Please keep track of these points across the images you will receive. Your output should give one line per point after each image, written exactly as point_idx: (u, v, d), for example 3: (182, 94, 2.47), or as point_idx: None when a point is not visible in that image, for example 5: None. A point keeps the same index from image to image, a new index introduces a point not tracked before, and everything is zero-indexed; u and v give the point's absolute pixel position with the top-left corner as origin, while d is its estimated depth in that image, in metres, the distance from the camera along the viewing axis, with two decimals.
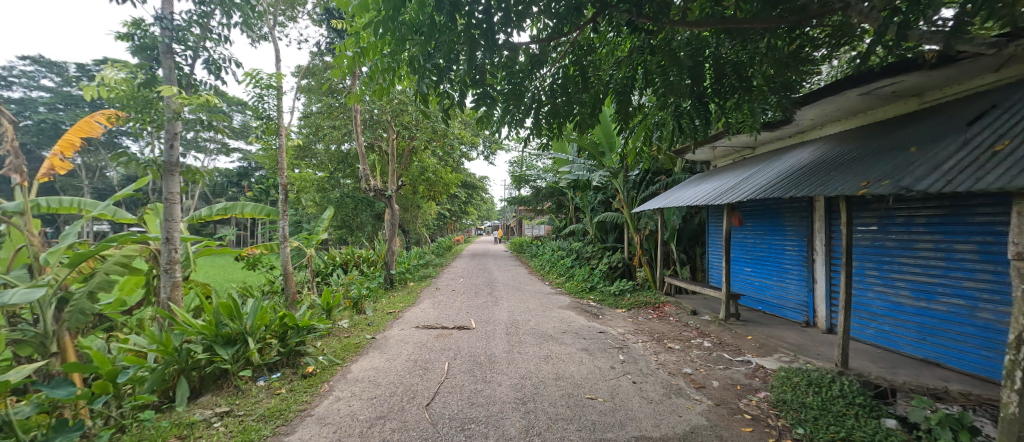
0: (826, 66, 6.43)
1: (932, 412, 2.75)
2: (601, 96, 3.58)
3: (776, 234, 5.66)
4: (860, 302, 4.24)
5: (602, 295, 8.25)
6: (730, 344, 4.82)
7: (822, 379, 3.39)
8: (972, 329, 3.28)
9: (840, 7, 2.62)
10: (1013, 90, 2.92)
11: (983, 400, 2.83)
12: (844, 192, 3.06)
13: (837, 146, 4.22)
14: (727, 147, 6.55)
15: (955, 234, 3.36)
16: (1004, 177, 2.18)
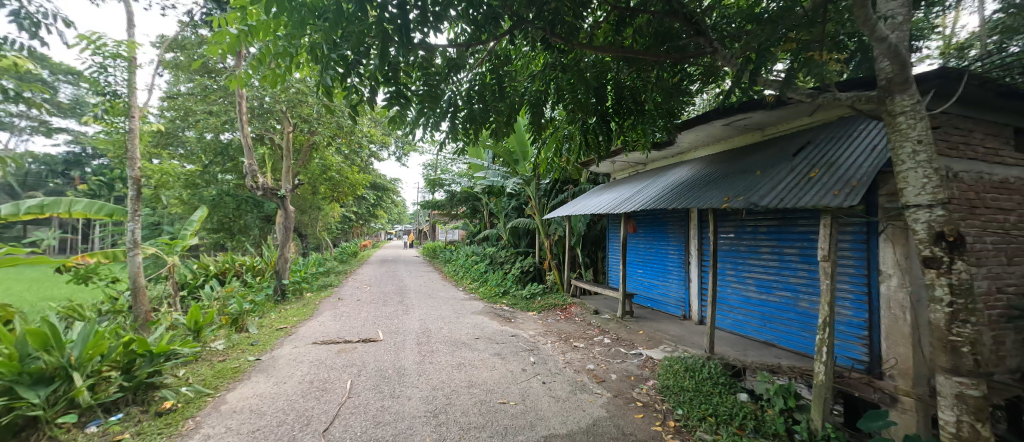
0: (700, 98, 7.62)
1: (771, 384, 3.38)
2: (517, 106, 3.74)
3: (662, 240, 6.49)
4: (722, 296, 5.08)
5: (514, 299, 8.47)
6: (626, 339, 5.36)
7: (695, 364, 3.97)
8: (795, 316, 4.15)
9: (710, 51, 3.07)
10: (820, 131, 3.85)
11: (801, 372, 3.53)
12: (712, 205, 3.67)
13: (706, 167, 5.03)
14: (624, 162, 7.34)
15: (785, 240, 4.25)
16: (815, 197, 2.87)
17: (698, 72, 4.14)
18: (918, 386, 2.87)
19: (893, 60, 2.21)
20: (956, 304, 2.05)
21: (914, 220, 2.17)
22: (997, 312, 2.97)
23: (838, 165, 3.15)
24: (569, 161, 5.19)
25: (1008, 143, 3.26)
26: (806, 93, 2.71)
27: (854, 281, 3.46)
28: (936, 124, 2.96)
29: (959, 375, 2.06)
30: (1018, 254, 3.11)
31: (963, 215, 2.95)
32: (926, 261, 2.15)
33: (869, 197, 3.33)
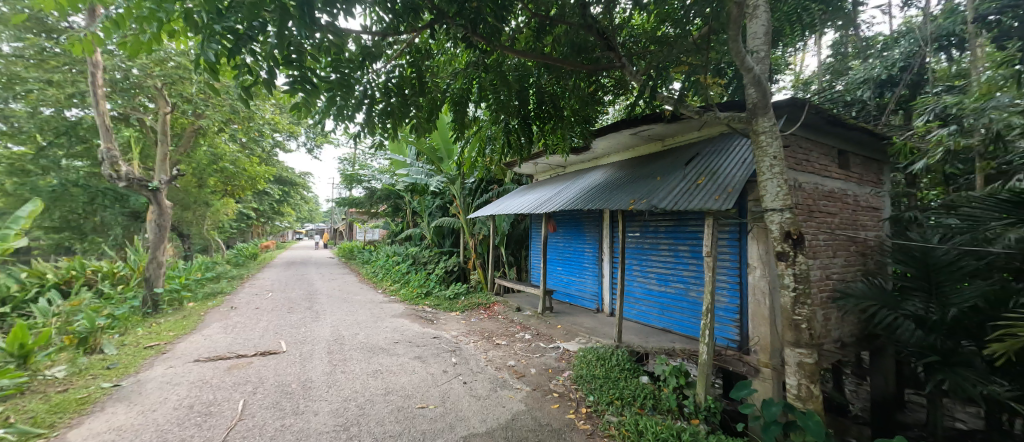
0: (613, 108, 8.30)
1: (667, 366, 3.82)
2: (439, 103, 3.67)
3: (579, 239, 6.92)
4: (629, 290, 5.59)
5: (437, 300, 8.28)
6: (545, 334, 5.60)
7: (605, 352, 4.31)
8: (686, 304, 4.74)
9: (620, 66, 3.36)
10: (706, 144, 4.47)
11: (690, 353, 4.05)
12: (620, 207, 4.04)
13: (616, 172, 5.50)
14: (545, 165, 7.67)
15: (680, 238, 4.84)
16: (701, 201, 3.34)
17: (610, 84, 4.48)
18: (774, 358, 3.49)
19: (757, 88, 2.66)
20: (798, 289, 2.56)
21: (771, 221, 2.66)
22: (826, 295, 3.77)
23: (719, 174, 3.70)
24: (493, 161, 5.27)
25: (835, 161, 4.14)
26: (694, 110, 3.12)
27: (730, 272, 4.06)
28: (785, 143, 3.63)
29: (800, 346, 2.57)
30: (840, 249, 3.97)
31: (804, 218, 3.68)
32: (779, 255, 2.64)
33: (741, 202, 3.96)
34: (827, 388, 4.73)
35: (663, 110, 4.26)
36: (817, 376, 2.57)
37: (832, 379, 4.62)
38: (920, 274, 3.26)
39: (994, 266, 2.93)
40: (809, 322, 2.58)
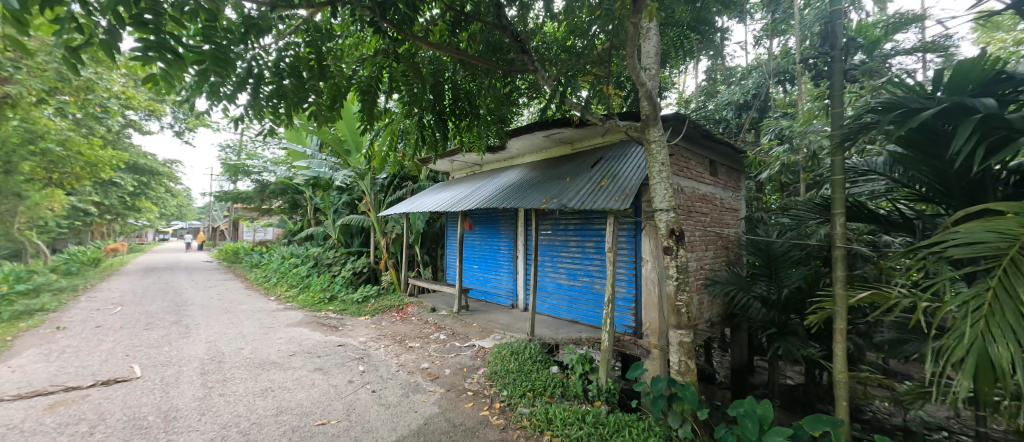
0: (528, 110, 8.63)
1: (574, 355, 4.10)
2: (343, 90, 3.35)
3: (494, 237, 7.02)
4: (541, 285, 5.86)
5: (343, 306, 7.66)
6: (460, 333, 5.57)
7: (519, 347, 4.45)
8: (591, 296, 5.14)
9: (532, 70, 3.49)
10: (609, 150, 4.90)
11: (594, 340, 4.42)
12: (533, 206, 4.22)
13: (529, 172, 5.72)
14: (462, 162, 7.63)
15: (586, 235, 5.23)
16: (603, 202, 3.66)
17: (524, 87, 4.64)
18: (661, 340, 4.00)
19: (649, 102, 3.01)
20: (680, 279, 2.97)
21: (659, 220, 3.04)
22: (700, 282, 4.43)
23: (619, 177, 4.08)
24: (406, 157, 5.06)
25: (708, 169, 4.90)
26: (598, 117, 3.40)
27: (628, 265, 4.52)
28: (671, 152, 4.17)
29: (680, 327, 2.99)
30: (711, 243, 4.71)
31: (685, 217, 4.28)
32: (665, 249, 3.03)
33: (637, 203, 4.44)
34: (701, 361, 5.58)
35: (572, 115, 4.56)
36: (693, 352, 3.01)
37: (705, 354, 5.46)
38: (764, 263, 4.04)
39: (812, 255, 3.91)
40: (688, 307, 3.01)
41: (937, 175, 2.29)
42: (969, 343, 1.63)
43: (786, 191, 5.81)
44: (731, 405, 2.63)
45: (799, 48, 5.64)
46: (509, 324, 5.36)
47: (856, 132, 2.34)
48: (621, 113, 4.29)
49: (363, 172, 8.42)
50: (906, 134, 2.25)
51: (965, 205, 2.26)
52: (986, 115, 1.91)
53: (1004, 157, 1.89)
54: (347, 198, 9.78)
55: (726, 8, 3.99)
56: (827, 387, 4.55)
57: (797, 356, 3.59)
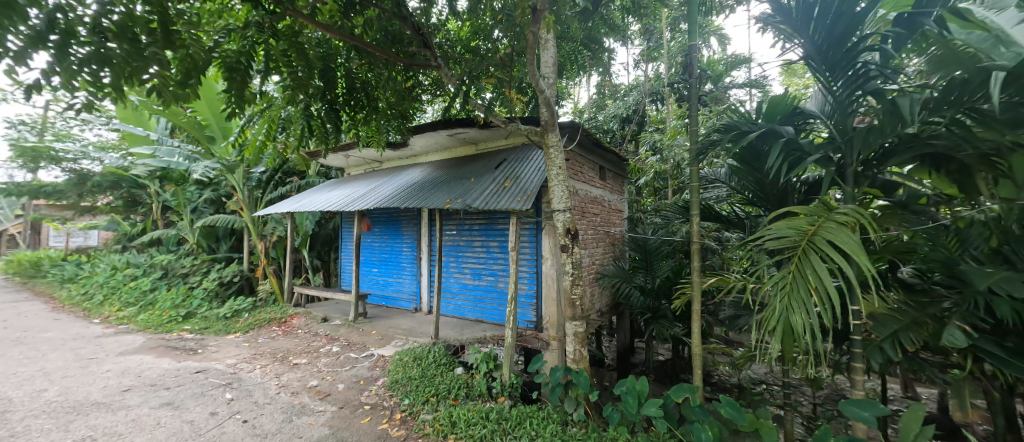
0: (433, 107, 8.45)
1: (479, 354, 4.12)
2: (203, 64, 2.68)
3: (395, 238, 6.66)
4: (446, 286, 5.76)
5: (203, 324, 6.42)
6: (356, 343, 5.15)
7: (422, 352, 4.30)
8: (495, 295, 5.22)
9: (435, 66, 3.47)
10: (512, 152, 5.08)
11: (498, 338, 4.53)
12: (437, 205, 4.13)
13: (433, 172, 5.59)
14: (359, 158, 7.17)
15: (491, 235, 5.29)
16: (507, 202, 3.75)
17: (428, 83, 4.58)
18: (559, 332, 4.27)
19: (548, 109, 3.22)
20: (575, 274, 3.23)
21: (557, 220, 3.26)
22: (591, 276, 4.86)
23: (521, 179, 4.24)
24: (290, 149, 4.48)
25: (598, 174, 5.42)
26: (501, 119, 3.54)
27: (529, 263, 4.72)
28: (567, 157, 4.49)
29: (575, 319, 3.25)
30: (601, 241, 5.22)
31: (579, 217, 4.67)
32: (562, 247, 3.26)
33: (537, 203, 4.67)
34: (593, 348, 6.15)
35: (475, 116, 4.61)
36: (586, 341, 3.29)
37: (596, 341, 6.03)
38: (642, 256, 4.64)
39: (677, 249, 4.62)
40: (581, 299, 3.28)
41: (759, 185, 2.93)
42: (780, 313, 2.13)
43: (658, 195, 6.78)
44: (618, 385, 2.93)
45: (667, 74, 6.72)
46: (412, 329, 5.14)
47: (707, 148, 2.83)
48: (523, 117, 4.48)
49: (231, 164, 7.19)
50: (739, 151, 2.83)
51: (775, 208, 2.94)
52: (789, 140, 2.53)
53: (798, 171, 2.54)
54: (210, 195, 8.24)
55: (612, 32, 4.50)
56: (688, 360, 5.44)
57: (666, 336, 4.20)
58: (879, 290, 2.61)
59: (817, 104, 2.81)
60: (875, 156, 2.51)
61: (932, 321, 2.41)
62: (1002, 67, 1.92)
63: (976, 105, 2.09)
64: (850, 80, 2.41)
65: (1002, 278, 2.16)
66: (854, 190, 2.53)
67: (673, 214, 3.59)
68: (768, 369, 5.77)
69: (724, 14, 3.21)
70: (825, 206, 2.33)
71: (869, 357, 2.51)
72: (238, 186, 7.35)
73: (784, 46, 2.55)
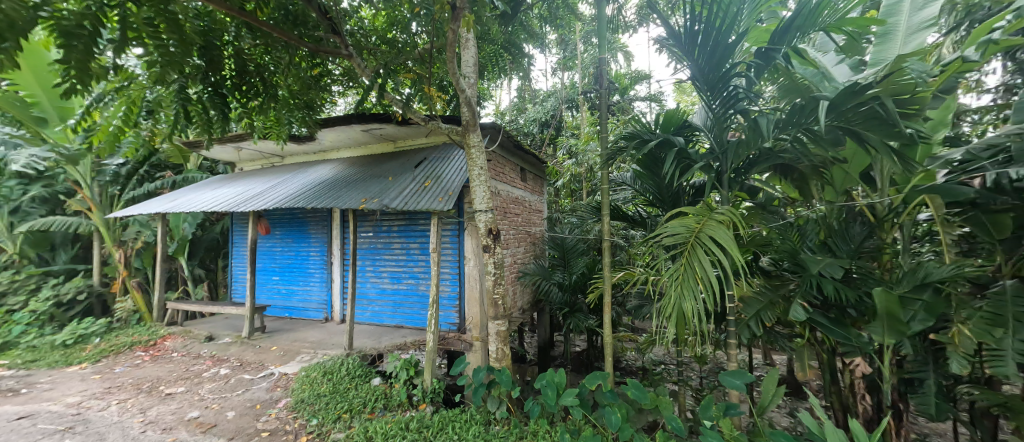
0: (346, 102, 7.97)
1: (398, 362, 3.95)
2: (27, 23, 2.04)
3: (301, 242, 6.05)
4: (361, 292, 5.41)
5: (30, 356, 5.07)
6: (251, 362, 4.54)
7: (333, 365, 3.96)
8: (416, 298, 5.04)
9: (345, 55, 3.27)
10: (432, 152, 5.06)
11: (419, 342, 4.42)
12: (351, 206, 3.96)
13: (346, 170, 5.31)
14: (254, 151, 6.56)
15: (410, 237, 5.08)
16: (427, 202, 3.71)
17: (338, 73, 4.33)
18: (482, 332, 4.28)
19: (469, 108, 3.20)
20: (497, 273, 3.26)
21: (478, 220, 3.26)
22: (513, 275, 4.97)
23: (442, 179, 4.20)
24: (158, 138, 3.74)
25: (519, 176, 5.57)
26: (420, 116, 3.45)
27: (452, 264, 4.68)
28: (489, 158, 4.54)
29: (497, 318, 3.28)
30: (522, 240, 5.39)
31: (501, 217, 4.75)
32: (484, 248, 3.27)
33: (459, 204, 4.61)
34: (515, 346, 6.31)
35: (393, 113, 4.50)
36: (508, 339, 3.34)
37: (518, 338, 6.20)
38: (560, 254, 4.89)
39: (590, 247, 5.00)
40: (503, 298, 3.33)
41: (657, 188, 3.32)
42: (675, 300, 2.41)
43: (574, 196, 7.24)
44: (538, 379, 3.02)
45: (581, 84, 7.26)
46: (322, 341, 4.71)
47: (615, 154, 3.09)
48: (444, 116, 4.44)
49: (73, 153, 5.80)
50: (642, 157, 3.15)
51: (670, 208, 3.34)
52: (680, 149, 2.91)
53: (687, 176, 2.93)
54: (40, 192, 6.53)
55: (530, 37, 4.69)
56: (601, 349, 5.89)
57: (581, 328, 4.48)
58: (747, 277, 3.12)
59: (701, 119, 3.26)
60: (742, 165, 2.99)
61: (783, 300, 2.95)
62: (825, 98, 2.43)
63: (809, 126, 2.61)
64: (725, 100, 2.84)
65: (829, 264, 2.72)
66: (728, 192, 2.99)
67: (588, 214, 3.87)
68: (667, 351, 6.53)
69: (628, 33, 3.55)
70: (709, 206, 2.69)
71: (739, 332, 2.99)
72: (82, 181, 6.16)
73: (675, 66, 2.90)
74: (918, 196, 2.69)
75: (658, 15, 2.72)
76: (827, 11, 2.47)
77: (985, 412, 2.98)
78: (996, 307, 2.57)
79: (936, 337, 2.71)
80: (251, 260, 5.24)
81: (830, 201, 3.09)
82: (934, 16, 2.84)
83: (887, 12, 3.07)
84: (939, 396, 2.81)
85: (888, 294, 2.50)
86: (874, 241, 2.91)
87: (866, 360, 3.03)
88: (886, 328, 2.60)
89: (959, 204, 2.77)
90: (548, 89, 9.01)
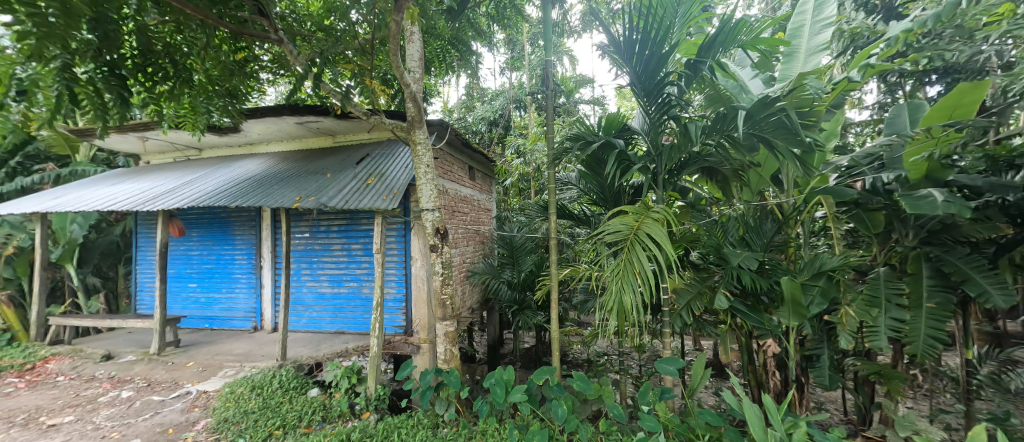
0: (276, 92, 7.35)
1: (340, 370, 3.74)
2: None
3: (223, 244, 5.47)
4: (296, 298, 5.03)
5: None
6: (162, 382, 4.01)
7: (263, 379, 3.64)
8: (359, 302, 4.79)
9: (274, 40, 3.03)
10: (375, 148, 4.86)
11: (363, 348, 4.22)
12: (283, 204, 3.66)
13: (277, 165, 4.91)
14: (163, 142, 5.79)
15: (352, 237, 4.80)
16: (369, 200, 3.55)
17: (268, 60, 4.05)
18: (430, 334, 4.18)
19: (414, 104, 3.11)
20: (445, 274, 3.21)
21: (426, 219, 3.18)
22: (462, 275, 4.91)
23: (385, 177, 4.05)
24: (33, 125, 3.12)
25: (467, 174, 5.51)
26: (362, 111, 3.29)
27: (398, 265, 4.51)
28: (436, 155, 4.44)
29: (446, 318, 3.22)
30: (471, 239, 5.35)
31: (449, 216, 4.67)
32: (432, 247, 3.20)
33: (404, 202, 4.46)
34: (464, 346, 6.25)
35: (331, 105, 4.24)
36: (457, 339, 3.29)
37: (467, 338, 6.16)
38: (508, 253, 4.94)
39: (538, 245, 5.10)
40: (452, 299, 3.28)
41: (600, 188, 3.48)
42: (617, 294, 2.55)
43: (523, 194, 7.36)
44: (487, 378, 3.00)
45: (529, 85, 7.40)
46: (249, 353, 4.47)
47: (561, 154, 3.19)
48: (388, 111, 4.29)
49: None
50: (586, 158, 3.28)
51: (612, 206, 3.51)
52: (620, 152, 3.08)
53: (627, 176, 3.11)
54: None
55: (478, 35, 4.68)
56: (548, 344, 6.05)
57: (530, 325, 4.57)
58: (679, 270, 3.38)
59: (639, 123, 3.45)
60: (675, 167, 3.24)
61: (709, 290, 3.25)
62: (743, 107, 2.70)
63: (729, 133, 2.90)
64: (660, 107, 3.03)
65: (746, 257, 3.03)
66: (663, 192, 3.20)
67: (535, 213, 3.95)
68: (610, 342, 6.88)
69: (572, 37, 3.66)
70: (646, 205, 2.86)
71: (673, 322, 3.23)
72: None
73: (615, 72, 3.05)
74: (815, 196, 3.09)
75: (600, 22, 2.83)
76: (745, 30, 2.74)
77: (865, 379, 3.53)
78: (873, 290, 3.05)
79: (829, 317, 3.15)
80: (161, 266, 4.63)
81: (748, 200, 3.45)
82: (826, 40, 3.28)
83: (792, 34, 3.50)
84: (831, 368, 3.28)
85: (793, 282, 2.85)
86: (782, 235, 3.30)
87: (777, 341, 3.43)
88: (790, 312, 2.97)
89: (846, 203, 3.23)
90: (496, 88, 9.06)
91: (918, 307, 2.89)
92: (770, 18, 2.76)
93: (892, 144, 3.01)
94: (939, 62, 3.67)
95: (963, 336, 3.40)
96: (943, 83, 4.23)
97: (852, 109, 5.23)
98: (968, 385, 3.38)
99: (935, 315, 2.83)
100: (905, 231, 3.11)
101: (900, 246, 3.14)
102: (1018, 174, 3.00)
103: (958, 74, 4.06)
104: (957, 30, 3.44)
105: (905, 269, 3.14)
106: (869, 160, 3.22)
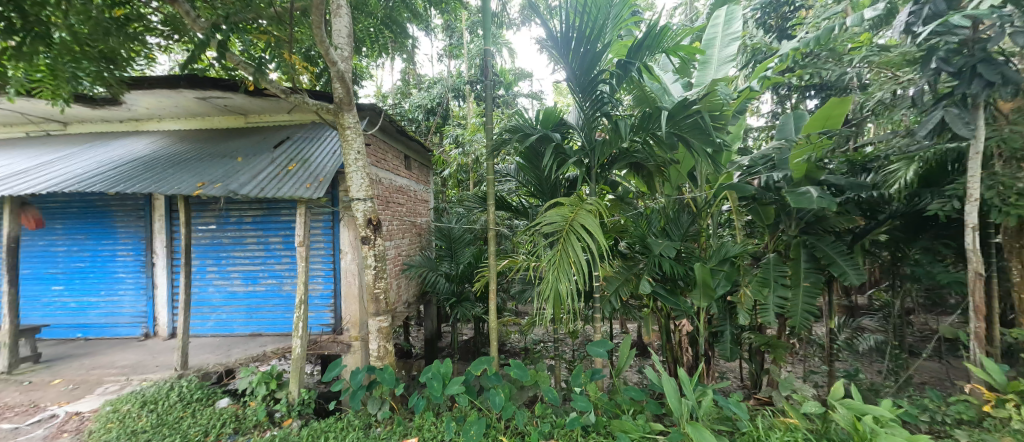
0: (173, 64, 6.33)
1: (255, 376, 3.39)
2: None
3: (101, 239, 4.60)
4: (200, 298, 4.43)
5: None
6: (14, 405, 3.28)
7: (156, 393, 3.15)
8: (278, 301, 4.36)
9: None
10: (296, 131, 4.43)
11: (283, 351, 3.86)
12: (181, 192, 3.17)
13: (172, 146, 4.24)
14: (11, 112, 4.67)
15: (269, 229, 4.33)
16: (290, 188, 3.23)
17: (158, 21, 3.46)
18: (361, 330, 3.96)
19: (342, 85, 2.86)
20: (378, 267, 3.03)
21: (356, 209, 2.98)
22: (396, 268, 4.71)
23: (309, 163, 3.71)
24: None
25: (402, 163, 5.24)
26: (279, 88, 2.95)
27: (324, 260, 4.18)
28: (367, 142, 4.18)
29: (378, 314, 3.06)
30: (406, 231, 5.17)
31: (382, 207, 4.42)
32: (363, 239, 3.00)
33: (331, 191, 4.11)
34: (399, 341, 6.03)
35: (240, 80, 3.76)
36: (391, 335, 3.13)
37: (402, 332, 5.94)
38: (446, 244, 4.84)
39: (475, 236, 5.05)
40: (385, 292, 3.11)
41: (537, 180, 3.54)
42: (553, 283, 2.62)
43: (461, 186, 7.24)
44: (423, 373, 2.90)
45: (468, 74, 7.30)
46: (138, 365, 3.87)
47: (499, 146, 3.20)
48: (310, 91, 3.92)
49: None
50: (524, 150, 3.31)
51: (549, 198, 3.60)
52: (557, 144, 3.18)
53: (563, 169, 3.22)
54: None
55: (414, 18, 4.51)
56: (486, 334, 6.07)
57: (467, 317, 4.54)
58: (609, 259, 3.58)
59: (573, 118, 3.55)
60: (607, 162, 3.41)
61: (635, 276, 3.49)
62: (665, 108, 2.92)
63: (654, 131, 3.11)
64: (593, 103, 3.15)
65: (666, 246, 3.28)
66: (595, 185, 3.37)
67: (474, 204, 3.91)
68: (545, 330, 7.13)
69: (511, 29, 3.63)
70: (581, 197, 2.95)
71: (603, 307, 3.43)
72: None
73: (553, 67, 3.10)
74: (722, 191, 3.45)
75: (538, 16, 2.86)
76: (667, 37, 2.94)
77: (758, 350, 4.09)
78: (765, 273, 3.51)
79: (731, 298, 3.58)
80: (9, 266, 3.75)
81: (668, 194, 3.76)
82: (733, 53, 3.66)
83: (707, 44, 3.85)
84: (732, 342, 3.74)
85: (704, 268, 3.18)
86: (696, 226, 3.67)
87: (690, 321, 3.82)
88: (701, 294, 3.32)
89: (746, 198, 3.68)
90: (433, 75, 8.80)
91: (798, 286, 3.41)
92: (688, 27, 2.97)
93: (781, 147, 3.51)
94: (820, 80, 4.37)
95: (829, 309, 4.10)
96: (819, 98, 5.05)
97: (752, 117, 5.97)
98: (831, 349, 4.07)
99: (809, 292, 3.36)
100: (789, 222, 3.65)
101: (786, 235, 3.67)
102: (871, 175, 3.65)
103: (830, 91, 4.92)
104: (830, 52, 4.03)
105: (789, 255, 3.68)
106: (764, 162, 3.70)
